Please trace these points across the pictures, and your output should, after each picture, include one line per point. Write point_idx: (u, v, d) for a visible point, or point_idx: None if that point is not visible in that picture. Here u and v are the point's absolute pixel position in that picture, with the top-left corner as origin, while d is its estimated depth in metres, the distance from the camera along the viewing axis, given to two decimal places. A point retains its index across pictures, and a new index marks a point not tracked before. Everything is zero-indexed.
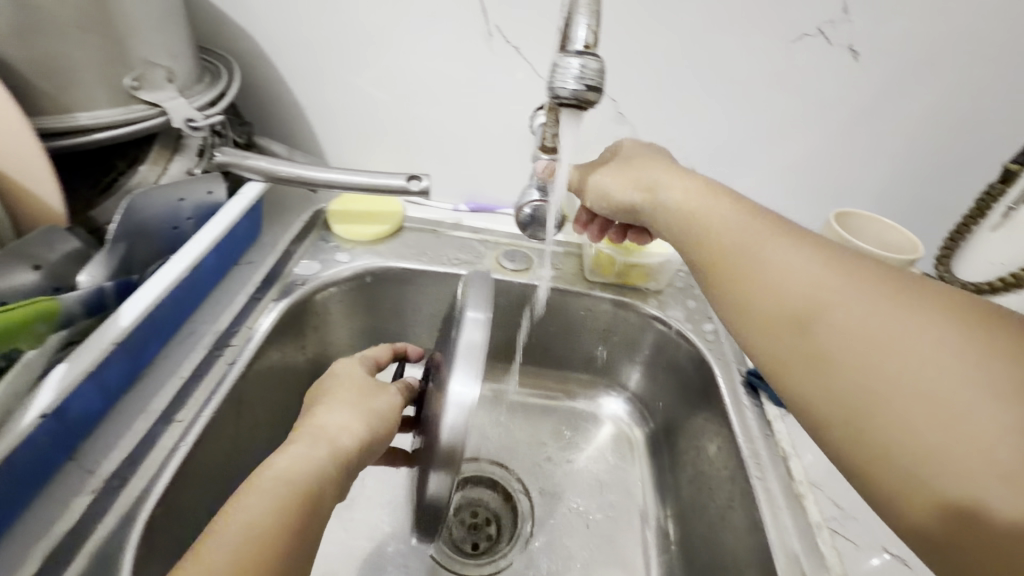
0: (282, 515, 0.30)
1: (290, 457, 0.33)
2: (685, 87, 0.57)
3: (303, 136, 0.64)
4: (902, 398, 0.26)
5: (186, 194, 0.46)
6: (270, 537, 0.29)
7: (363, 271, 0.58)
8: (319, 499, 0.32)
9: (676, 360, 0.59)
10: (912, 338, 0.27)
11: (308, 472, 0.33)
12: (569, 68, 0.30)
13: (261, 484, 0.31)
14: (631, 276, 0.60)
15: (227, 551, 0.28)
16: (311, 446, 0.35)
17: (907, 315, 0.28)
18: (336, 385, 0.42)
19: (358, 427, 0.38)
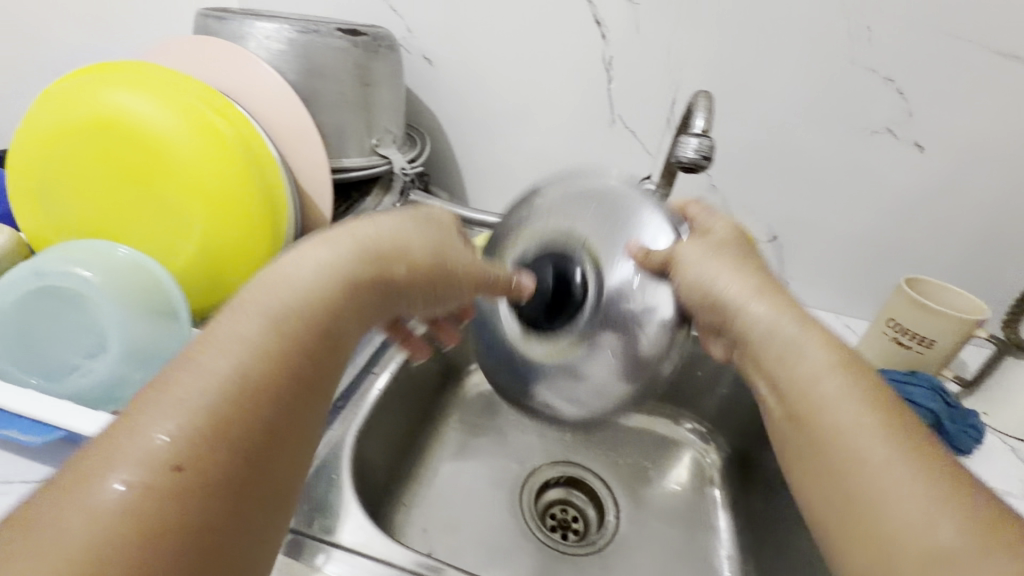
0: (301, 327, 0.28)
1: (302, 263, 0.30)
2: (769, 167, 0.70)
3: (457, 188, 0.83)
4: (854, 480, 0.31)
5: (391, 219, 0.64)
6: (282, 342, 0.27)
7: None
8: (351, 311, 0.31)
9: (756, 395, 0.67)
10: (897, 453, 0.30)
11: (336, 281, 0.30)
12: (689, 143, 0.45)
13: (282, 298, 0.29)
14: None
15: (221, 347, 0.26)
16: (328, 246, 0.31)
17: (895, 435, 0.31)
18: (377, 228, 0.34)
19: (409, 247, 0.34)
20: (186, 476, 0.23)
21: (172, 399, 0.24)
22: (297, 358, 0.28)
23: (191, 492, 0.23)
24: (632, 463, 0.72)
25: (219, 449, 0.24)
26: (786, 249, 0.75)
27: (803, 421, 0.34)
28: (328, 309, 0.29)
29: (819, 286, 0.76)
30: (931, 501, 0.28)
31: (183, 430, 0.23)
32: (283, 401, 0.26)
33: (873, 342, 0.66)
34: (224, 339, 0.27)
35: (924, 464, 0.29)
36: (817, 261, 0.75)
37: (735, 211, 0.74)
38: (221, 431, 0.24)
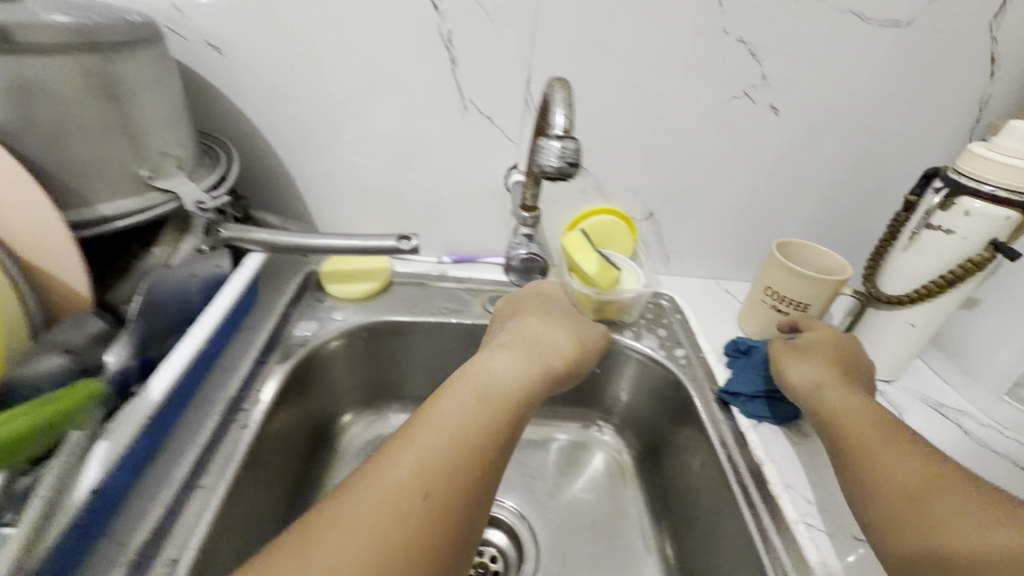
0: (442, 445, 0.37)
1: (455, 403, 0.40)
2: (635, 140, 0.65)
3: (292, 204, 0.68)
4: (868, 452, 0.42)
5: (198, 269, 0.49)
6: (423, 461, 0.35)
7: (359, 327, 0.63)
8: (483, 492, 0.37)
9: (654, 383, 0.65)
10: (884, 438, 0.43)
11: (464, 431, 0.38)
12: (551, 150, 0.37)
13: (431, 408, 0.39)
14: (608, 311, 0.66)
15: (362, 488, 0.34)
16: (514, 356, 0.46)
17: (882, 435, 0.43)
18: (517, 327, 0.51)
19: (558, 341, 0.50)
20: (344, 533, 0.31)
21: (375, 500, 0.33)
22: (460, 489, 0.35)
23: (386, 570, 0.30)
24: (548, 478, 0.67)
25: (405, 538, 0.32)
26: (663, 224, 0.73)
27: (860, 420, 0.45)
28: (459, 486, 0.35)
29: (697, 256, 0.76)
30: (967, 502, 0.36)
31: (327, 513, 0.32)
32: (447, 519, 0.34)
33: (756, 311, 0.66)
34: (368, 475, 0.35)
35: (971, 494, 0.36)
36: (694, 232, 0.73)
37: (610, 193, 0.70)
38: (371, 515, 0.32)
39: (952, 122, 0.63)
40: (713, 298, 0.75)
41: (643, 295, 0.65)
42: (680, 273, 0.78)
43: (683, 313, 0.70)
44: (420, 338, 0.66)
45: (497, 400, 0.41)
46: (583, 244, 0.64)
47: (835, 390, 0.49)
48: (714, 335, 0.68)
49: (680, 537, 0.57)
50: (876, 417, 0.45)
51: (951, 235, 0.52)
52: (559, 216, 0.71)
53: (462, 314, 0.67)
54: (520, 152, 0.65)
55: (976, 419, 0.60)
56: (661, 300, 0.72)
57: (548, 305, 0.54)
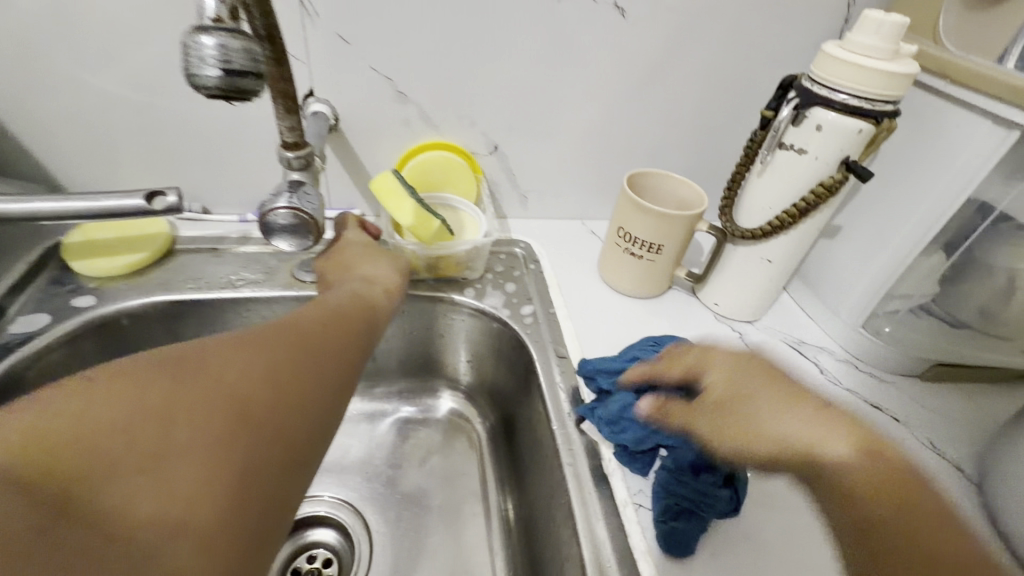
0: (284, 347, 0.34)
1: (311, 318, 0.38)
2: (460, 53, 0.53)
3: (19, 153, 0.52)
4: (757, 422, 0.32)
5: None
6: (270, 359, 0.33)
7: (115, 313, 0.48)
8: (320, 420, 0.33)
9: (500, 346, 0.56)
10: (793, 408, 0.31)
11: (311, 341, 0.36)
12: (203, 50, 0.24)
13: (287, 319, 0.37)
14: (443, 269, 0.56)
15: (192, 363, 0.30)
16: (377, 276, 0.47)
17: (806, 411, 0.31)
18: (359, 271, 0.48)
19: (392, 273, 0.49)
20: (162, 388, 0.28)
21: (193, 377, 0.30)
22: (296, 400, 0.32)
23: (182, 450, 0.26)
24: (390, 462, 0.58)
25: (214, 423, 0.28)
26: (512, 160, 0.62)
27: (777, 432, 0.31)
28: (298, 399, 0.32)
29: (557, 195, 0.66)
30: (806, 422, 0.30)
31: (137, 375, 0.29)
32: (268, 424, 0.30)
33: (612, 256, 0.58)
34: (202, 350, 0.32)
35: (823, 415, 0.30)
36: (549, 166, 0.64)
37: (441, 123, 0.57)
38: (185, 392, 0.29)
39: (821, 24, 0.55)
40: (577, 241, 0.67)
41: (482, 246, 0.55)
42: (542, 215, 0.68)
43: (537, 263, 0.61)
44: (208, 320, 0.53)
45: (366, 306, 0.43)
46: (394, 188, 0.52)
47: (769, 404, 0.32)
48: (571, 286, 0.60)
49: (522, 502, 0.52)
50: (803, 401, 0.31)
51: (803, 155, 0.45)
52: (384, 155, 0.58)
53: (262, 286, 0.53)
54: (312, 75, 0.52)
55: (835, 357, 0.56)
56: (516, 249, 0.63)
57: (385, 258, 0.50)
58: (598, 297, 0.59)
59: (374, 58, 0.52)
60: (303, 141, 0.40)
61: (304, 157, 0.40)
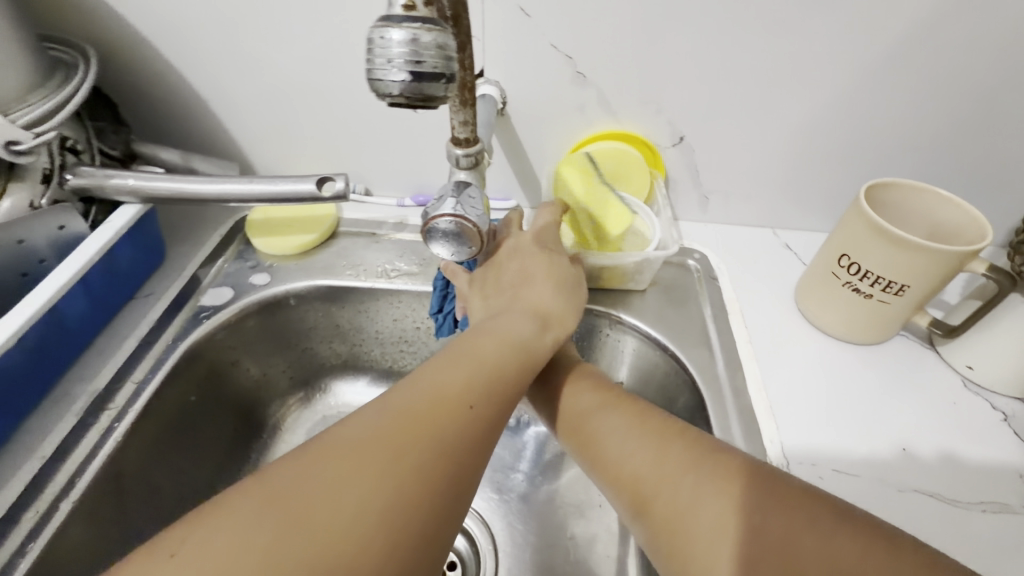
0: (408, 429, 0.27)
1: (449, 382, 0.30)
2: (656, 27, 0.44)
3: (215, 134, 0.55)
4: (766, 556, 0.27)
5: (67, 221, 0.40)
6: (395, 458, 0.26)
7: (284, 293, 0.50)
8: (448, 517, 0.26)
9: (661, 375, 0.48)
10: (706, 468, 0.31)
11: (447, 423, 0.28)
12: (389, 48, 0.22)
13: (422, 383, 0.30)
14: (606, 280, 0.49)
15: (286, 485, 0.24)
16: (546, 296, 0.40)
17: (679, 453, 0.32)
18: (525, 294, 0.40)
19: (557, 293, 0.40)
20: (257, 506, 0.23)
21: (298, 494, 0.24)
22: (415, 510, 0.25)
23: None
24: (524, 476, 0.54)
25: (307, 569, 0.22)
26: (698, 153, 0.52)
27: (649, 466, 0.33)
28: (416, 506, 0.25)
29: (746, 198, 0.55)
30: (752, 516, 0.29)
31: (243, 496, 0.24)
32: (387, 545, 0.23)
33: (820, 286, 0.46)
34: (315, 450, 0.25)
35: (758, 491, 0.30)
36: (743, 164, 0.52)
37: (621, 110, 0.49)
38: (297, 527, 0.23)
39: None
40: (766, 255, 0.55)
41: (652, 259, 0.47)
42: (722, 220, 0.57)
43: (715, 281, 0.52)
44: (362, 305, 0.53)
45: (521, 353, 0.35)
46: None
47: (658, 448, 0.33)
48: (759, 312, 0.49)
49: None
50: (659, 430, 0.35)
51: None
52: (551, 146, 0.52)
53: (416, 278, 0.52)
54: (484, 54, 0.47)
55: None
56: (689, 260, 0.54)
57: (566, 284, 0.41)
58: (793, 333, 0.47)
59: (554, 34, 0.45)
60: (477, 137, 0.35)
61: (474, 155, 0.36)
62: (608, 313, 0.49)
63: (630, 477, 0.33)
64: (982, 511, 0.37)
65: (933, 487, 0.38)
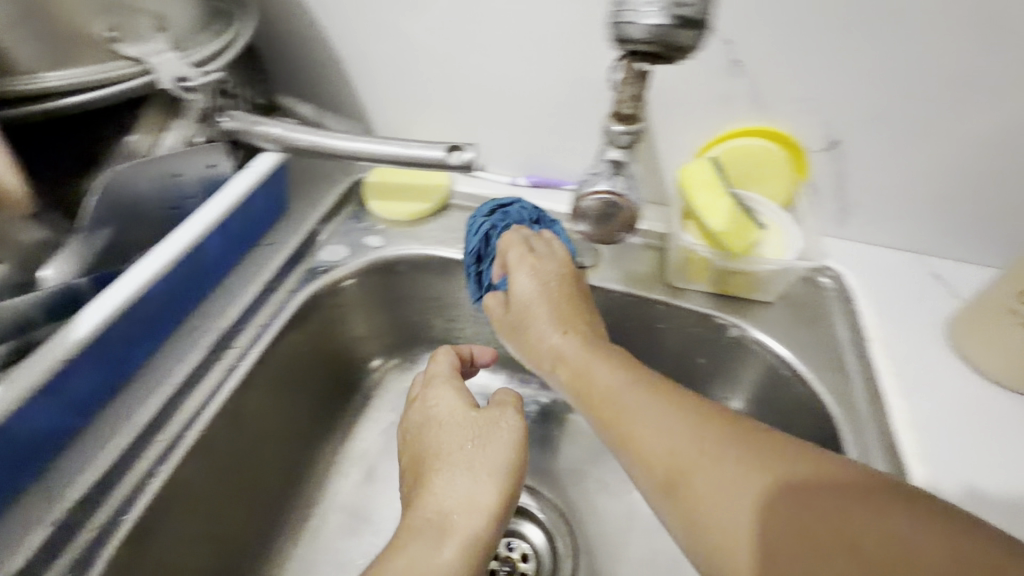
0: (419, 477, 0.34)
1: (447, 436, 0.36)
2: (833, 17, 0.40)
3: (342, 95, 0.56)
4: (815, 557, 0.25)
5: (216, 161, 0.41)
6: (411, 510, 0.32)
7: (396, 259, 0.50)
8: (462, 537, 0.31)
9: (780, 395, 0.45)
10: (742, 444, 0.28)
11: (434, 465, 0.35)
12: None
13: (596, 388, 0.34)
14: (732, 285, 0.46)
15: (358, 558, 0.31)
16: (531, 284, 0.39)
17: (703, 426, 0.29)
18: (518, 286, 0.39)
19: (550, 274, 0.40)
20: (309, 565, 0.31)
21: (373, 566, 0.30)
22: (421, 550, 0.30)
23: None
24: (608, 481, 0.52)
25: None
26: (850, 160, 0.47)
27: (678, 447, 0.29)
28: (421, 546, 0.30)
29: (895, 215, 0.49)
30: (786, 517, 0.26)
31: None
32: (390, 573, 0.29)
33: (987, 324, 0.40)
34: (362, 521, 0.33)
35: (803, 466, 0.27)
36: (902, 177, 0.47)
37: (773, 104, 0.45)
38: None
39: None
40: (910, 282, 0.49)
41: (793, 270, 0.43)
42: (860, 238, 0.52)
43: (852, 303, 0.47)
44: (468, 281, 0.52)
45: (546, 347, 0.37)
46: (707, 177, 0.42)
47: (680, 420, 0.30)
48: (903, 344, 0.44)
49: None
50: (694, 412, 0.30)
51: None
52: (686, 138, 0.49)
53: None
54: None
55: None
56: (823, 278, 0.49)
57: (553, 272, 0.40)
58: (945, 373, 0.42)
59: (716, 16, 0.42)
60: (642, 113, 0.33)
61: (637, 133, 0.33)
62: (730, 321, 0.46)
63: (664, 458, 0.29)
64: None
65: None
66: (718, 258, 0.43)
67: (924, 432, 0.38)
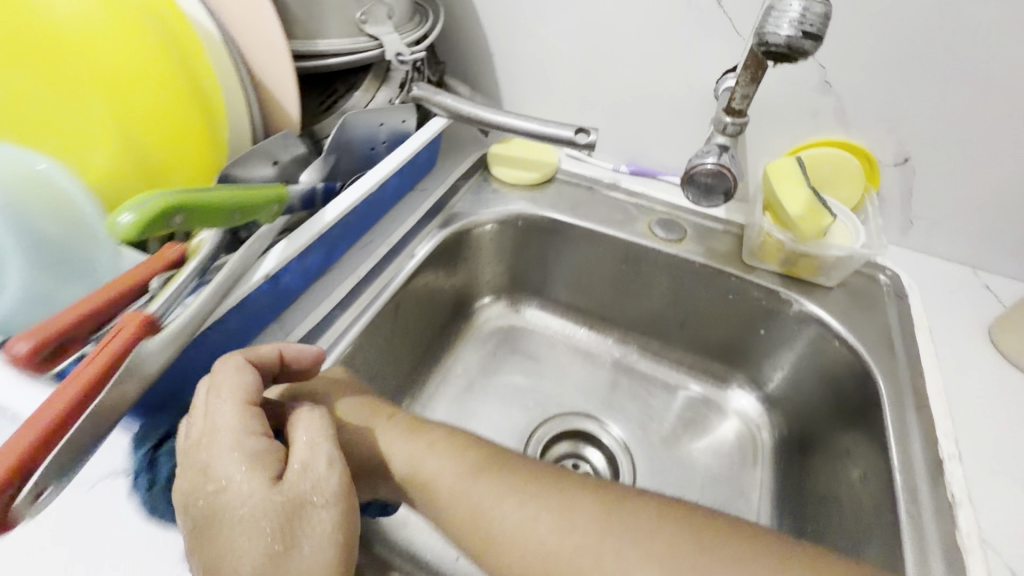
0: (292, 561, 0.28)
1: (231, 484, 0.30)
2: (915, 54, 0.49)
3: (485, 82, 0.68)
4: None
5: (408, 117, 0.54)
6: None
7: (516, 215, 0.62)
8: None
9: (826, 363, 0.53)
10: (615, 534, 0.31)
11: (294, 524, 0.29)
12: (789, 14, 0.34)
13: (439, 489, 0.36)
14: (800, 267, 0.54)
15: None
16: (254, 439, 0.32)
17: (583, 506, 0.33)
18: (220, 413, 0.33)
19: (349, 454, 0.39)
20: None
21: None
22: None
23: None
24: (666, 427, 0.61)
25: None
26: (919, 176, 0.54)
27: (545, 541, 0.32)
28: None
29: (956, 229, 0.56)
30: None
31: None
32: None
33: None
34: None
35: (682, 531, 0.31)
36: (966, 195, 0.54)
37: (855, 121, 0.54)
38: None
39: None
40: (960, 290, 0.56)
41: (856, 258, 0.51)
42: (920, 247, 0.59)
43: (904, 298, 0.54)
44: (570, 242, 0.63)
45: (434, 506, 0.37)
46: (791, 172, 0.52)
47: (552, 532, 0.32)
48: (946, 335, 0.51)
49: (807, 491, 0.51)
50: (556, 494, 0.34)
51: None
52: (773, 143, 0.58)
53: (624, 228, 0.60)
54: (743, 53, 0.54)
55: None
56: (880, 275, 0.57)
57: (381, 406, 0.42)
58: (980, 363, 0.49)
59: None
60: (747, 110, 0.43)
61: (741, 124, 0.43)
62: (793, 296, 0.54)
63: (541, 561, 0.32)
64: None
65: None
66: (791, 240, 0.52)
67: (954, 400, 0.46)
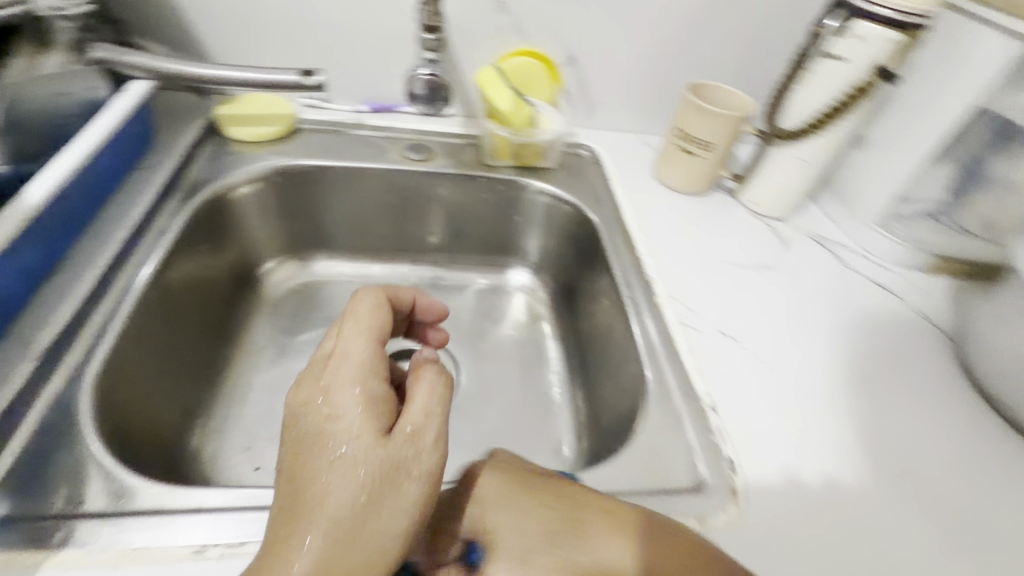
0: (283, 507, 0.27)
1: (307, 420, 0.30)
2: None
3: (186, 42, 0.63)
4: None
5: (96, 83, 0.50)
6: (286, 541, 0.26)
7: (269, 169, 0.61)
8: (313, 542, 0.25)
9: (562, 224, 0.68)
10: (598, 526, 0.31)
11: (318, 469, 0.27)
12: None
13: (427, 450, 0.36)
14: (526, 156, 0.67)
15: None
16: (348, 391, 0.31)
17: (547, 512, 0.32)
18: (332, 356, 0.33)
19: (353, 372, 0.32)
20: None
21: None
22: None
23: None
24: (472, 321, 0.70)
25: None
26: (584, 69, 0.71)
27: (524, 534, 0.31)
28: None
29: (620, 106, 0.76)
30: None
31: None
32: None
33: (667, 156, 0.68)
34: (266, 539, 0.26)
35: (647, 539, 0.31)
36: (617, 77, 0.73)
37: (529, 31, 0.67)
38: None
39: None
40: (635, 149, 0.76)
41: (560, 137, 0.66)
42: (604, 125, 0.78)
43: (601, 162, 0.72)
44: (333, 184, 0.65)
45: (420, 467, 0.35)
46: (494, 78, 0.63)
47: (525, 519, 0.32)
48: (631, 180, 0.70)
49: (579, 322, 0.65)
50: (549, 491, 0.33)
51: (844, 61, 0.55)
52: (478, 60, 0.69)
53: (379, 159, 0.65)
54: None
55: (850, 248, 0.65)
56: (581, 150, 0.74)
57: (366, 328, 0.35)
58: (654, 191, 0.69)
59: None
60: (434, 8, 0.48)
61: None
62: (528, 180, 0.67)
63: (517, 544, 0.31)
64: (756, 271, 0.60)
65: (731, 259, 0.61)
66: (509, 133, 0.64)
67: (642, 219, 0.64)
